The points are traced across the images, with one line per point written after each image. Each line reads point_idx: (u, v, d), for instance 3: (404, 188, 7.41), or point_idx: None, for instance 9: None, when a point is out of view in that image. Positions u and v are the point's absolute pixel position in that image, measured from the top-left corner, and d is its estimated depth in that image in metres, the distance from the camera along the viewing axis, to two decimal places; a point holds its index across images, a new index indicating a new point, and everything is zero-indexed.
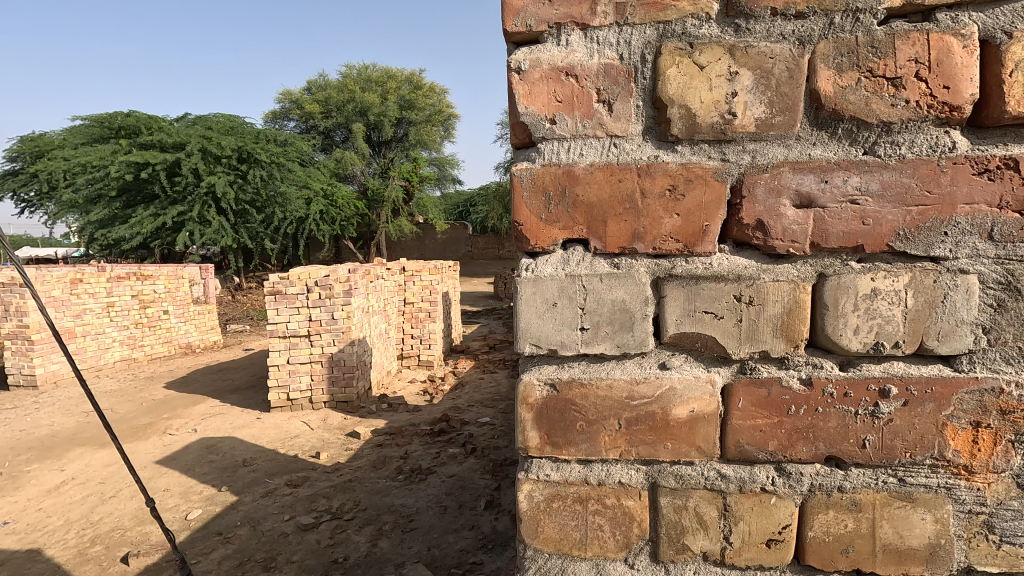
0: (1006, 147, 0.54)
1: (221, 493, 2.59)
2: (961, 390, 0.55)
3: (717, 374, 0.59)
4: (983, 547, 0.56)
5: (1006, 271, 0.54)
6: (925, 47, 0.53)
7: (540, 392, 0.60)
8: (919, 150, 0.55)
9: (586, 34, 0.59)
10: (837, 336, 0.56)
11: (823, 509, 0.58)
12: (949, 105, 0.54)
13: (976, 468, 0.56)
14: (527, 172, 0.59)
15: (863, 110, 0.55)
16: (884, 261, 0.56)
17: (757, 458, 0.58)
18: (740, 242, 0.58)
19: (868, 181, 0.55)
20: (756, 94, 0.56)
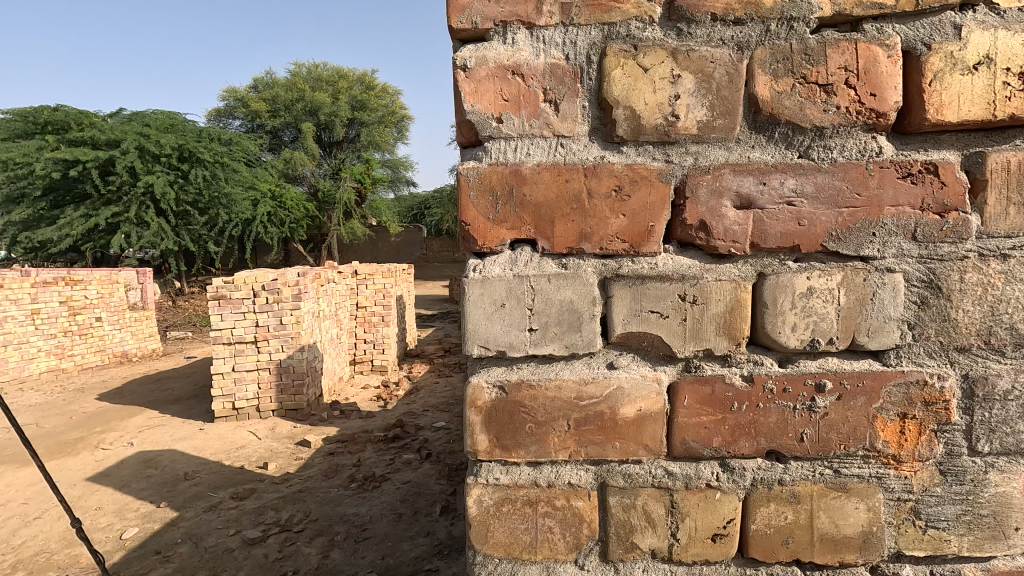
0: (927, 152, 0.57)
1: (160, 510, 2.45)
2: (889, 382, 0.58)
3: (663, 373, 0.59)
4: (910, 532, 0.59)
5: (928, 270, 0.57)
6: (853, 56, 0.56)
7: (489, 395, 0.60)
8: (850, 154, 0.57)
9: (532, 33, 0.58)
10: (777, 334, 0.58)
11: (764, 502, 0.59)
12: (876, 111, 0.56)
13: (902, 458, 0.59)
14: (474, 171, 0.58)
15: (797, 114, 0.57)
16: (819, 260, 0.58)
17: (702, 454, 0.59)
18: (684, 243, 0.59)
19: (804, 183, 0.57)
20: (698, 97, 0.57)
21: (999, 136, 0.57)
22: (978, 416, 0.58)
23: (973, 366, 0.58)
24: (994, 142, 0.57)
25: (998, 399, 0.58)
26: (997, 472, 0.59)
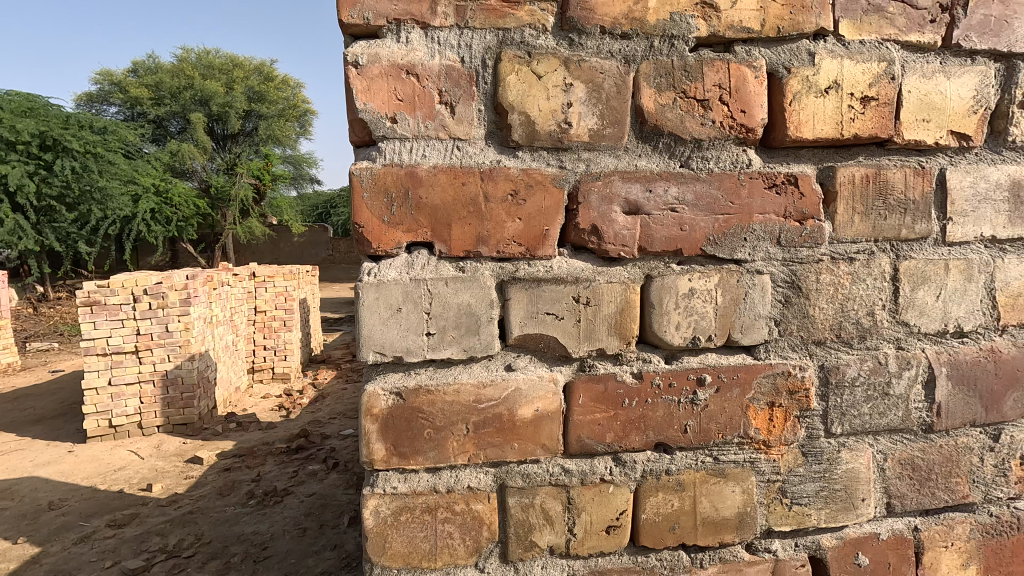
0: (789, 165, 0.64)
1: (17, 546, 2.15)
2: (759, 374, 0.63)
3: (559, 373, 0.61)
4: (779, 510, 0.65)
5: (790, 271, 0.64)
6: (726, 75, 0.60)
7: (386, 402, 0.58)
8: (724, 165, 0.62)
9: (427, 33, 0.57)
10: (662, 332, 0.62)
11: (653, 492, 0.63)
12: (746, 126, 0.61)
13: (772, 442, 0.64)
14: (367, 172, 0.56)
15: (679, 127, 0.60)
16: (699, 263, 0.62)
17: (596, 450, 0.62)
18: (577, 247, 0.61)
19: (685, 192, 0.61)
20: (588, 106, 0.59)
21: (847, 153, 0.65)
22: (832, 402, 0.66)
23: (828, 357, 0.65)
24: (844, 157, 0.65)
25: (848, 386, 0.66)
26: (848, 451, 0.66)
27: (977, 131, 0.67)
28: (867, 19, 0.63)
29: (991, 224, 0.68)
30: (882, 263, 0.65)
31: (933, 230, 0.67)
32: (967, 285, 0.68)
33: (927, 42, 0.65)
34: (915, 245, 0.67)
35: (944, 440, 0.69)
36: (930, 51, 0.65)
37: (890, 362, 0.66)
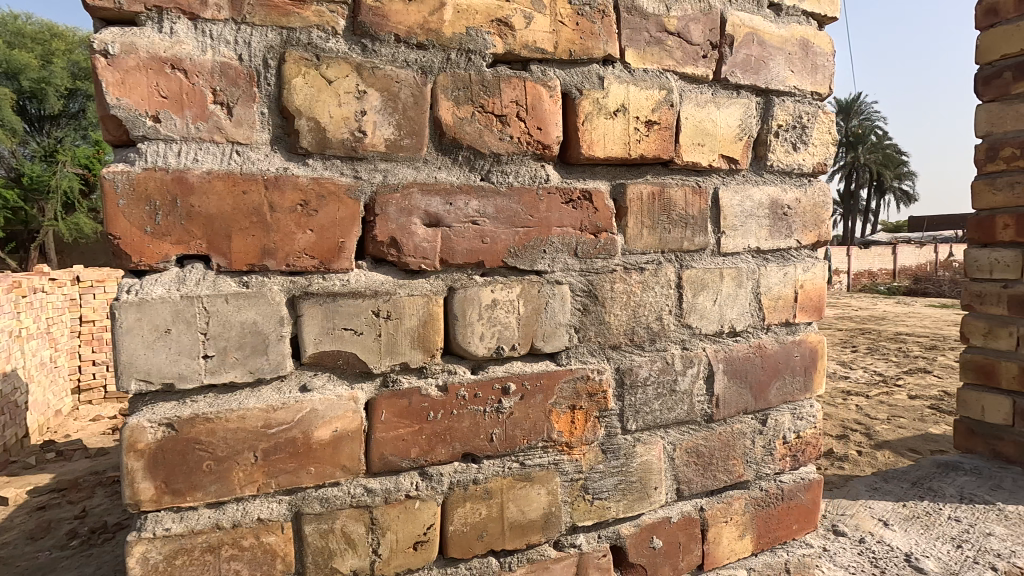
0: (584, 182, 0.67)
1: None
2: (560, 380, 0.67)
3: (360, 390, 0.59)
4: (582, 505, 0.69)
5: (587, 281, 0.68)
6: (522, 92, 0.62)
7: (154, 435, 0.51)
8: (522, 179, 0.64)
9: (197, 25, 0.52)
10: (466, 343, 0.62)
11: (461, 503, 0.63)
12: (542, 143, 0.64)
13: (573, 443, 0.68)
14: (123, 176, 0.49)
15: (476, 141, 0.61)
16: (501, 274, 0.64)
17: (400, 466, 0.60)
18: (377, 259, 0.59)
19: (485, 205, 0.62)
20: (384, 116, 0.57)
21: (637, 171, 0.70)
22: (627, 401, 0.71)
23: (623, 360, 0.71)
24: (634, 176, 0.70)
25: (640, 385, 0.72)
26: (642, 445, 0.73)
27: (742, 157, 0.76)
28: (648, 49, 0.68)
29: (756, 236, 0.79)
30: (667, 271, 0.72)
31: (711, 242, 0.76)
32: (738, 290, 0.78)
33: (700, 74, 0.72)
34: (695, 256, 0.75)
35: (723, 428, 0.79)
36: (704, 82, 0.73)
37: (675, 362, 0.74)
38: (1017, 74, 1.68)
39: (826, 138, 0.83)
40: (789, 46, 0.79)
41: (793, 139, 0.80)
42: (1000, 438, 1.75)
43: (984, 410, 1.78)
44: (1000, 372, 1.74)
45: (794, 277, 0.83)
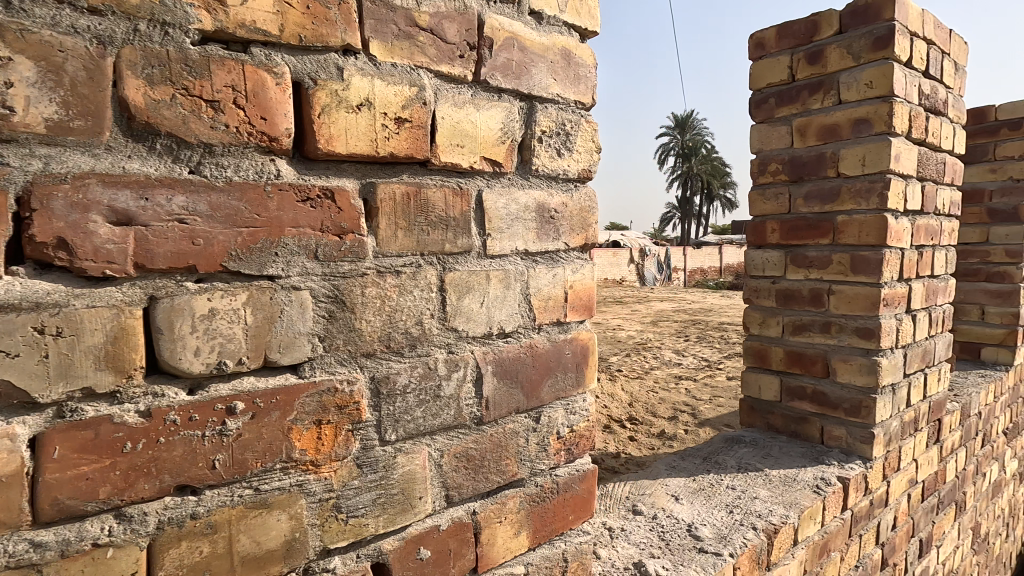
0: (327, 179, 0.63)
1: None
2: (301, 394, 0.62)
3: (22, 424, 0.48)
4: (334, 527, 0.65)
5: (332, 286, 0.63)
6: (240, 76, 0.56)
7: None
8: (245, 174, 0.57)
9: None
10: (176, 360, 0.54)
11: (174, 543, 0.55)
12: (268, 135, 0.58)
13: (320, 461, 0.64)
14: None
15: (180, 128, 0.53)
16: (222, 280, 0.57)
17: (85, 511, 0.51)
18: (42, 264, 0.49)
19: (195, 201, 0.54)
20: (43, 91, 0.47)
21: (390, 170, 0.67)
22: (385, 411, 0.68)
23: (378, 368, 0.68)
24: (387, 175, 0.67)
25: (399, 394, 0.69)
26: (403, 455, 0.70)
27: (506, 160, 0.77)
28: (397, 43, 0.66)
29: (522, 239, 0.80)
30: (427, 274, 0.71)
31: (475, 244, 0.76)
32: (506, 292, 0.80)
33: (456, 73, 0.71)
34: (458, 258, 0.74)
35: (494, 429, 0.80)
36: (462, 83, 0.72)
37: (439, 367, 0.73)
38: (778, 100, 1.97)
39: (590, 146, 0.88)
40: (551, 54, 0.82)
41: (558, 145, 0.84)
42: (772, 412, 2.05)
43: (760, 389, 2.07)
44: (771, 355, 2.03)
45: (563, 278, 0.87)
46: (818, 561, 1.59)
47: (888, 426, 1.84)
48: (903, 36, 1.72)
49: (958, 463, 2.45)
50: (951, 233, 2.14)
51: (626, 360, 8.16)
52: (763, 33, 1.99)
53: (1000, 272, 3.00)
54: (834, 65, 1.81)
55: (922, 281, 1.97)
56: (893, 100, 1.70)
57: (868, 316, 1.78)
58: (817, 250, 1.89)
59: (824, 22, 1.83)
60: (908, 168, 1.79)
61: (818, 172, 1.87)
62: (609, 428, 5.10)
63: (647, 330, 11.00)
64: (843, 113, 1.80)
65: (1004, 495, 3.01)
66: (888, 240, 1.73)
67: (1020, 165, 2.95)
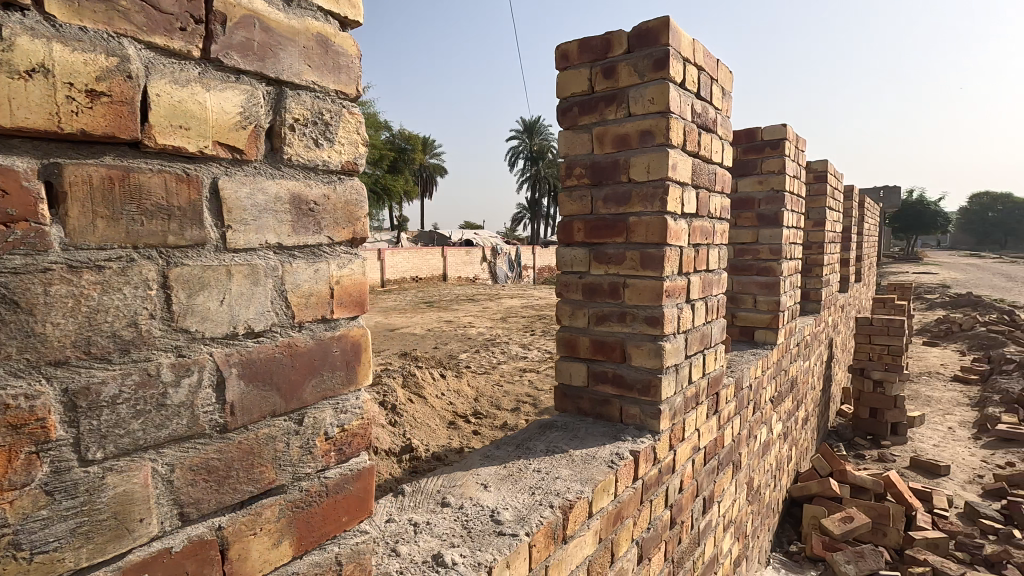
0: None
1: None
2: None
3: None
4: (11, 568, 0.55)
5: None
6: None
7: None
8: None
9: None
10: None
11: None
12: None
13: None
14: None
15: None
16: None
17: None
18: None
19: None
20: None
21: (88, 151, 0.59)
22: (86, 426, 0.60)
23: (74, 378, 0.59)
24: (80, 155, 0.59)
25: (106, 405, 0.61)
26: (115, 474, 0.62)
27: (249, 146, 0.73)
28: (90, 6, 0.58)
29: (274, 232, 0.76)
30: (144, 270, 0.63)
31: (210, 237, 0.70)
32: (254, 288, 0.75)
33: (176, 49, 0.65)
34: (188, 253, 0.68)
35: (243, 436, 0.74)
36: (186, 59, 0.66)
37: (162, 373, 0.66)
38: (580, 109, 2.15)
39: (354, 138, 0.86)
40: (305, 39, 0.78)
41: (315, 135, 0.80)
42: (581, 396, 2.23)
43: (571, 375, 2.25)
44: (579, 344, 2.21)
45: (328, 274, 0.84)
46: (612, 528, 1.76)
47: (672, 402, 2.11)
48: (677, 60, 1.97)
49: (734, 428, 2.89)
50: (723, 234, 2.51)
51: (475, 357, 8.33)
52: (568, 46, 2.16)
53: (766, 267, 3.60)
54: (624, 81, 2.02)
55: (699, 274, 2.28)
56: (670, 115, 1.94)
57: (654, 306, 2.01)
58: (614, 248, 2.09)
59: (615, 41, 2.03)
60: (683, 176, 2.06)
61: (614, 177, 2.07)
62: (454, 424, 5.17)
63: (496, 326, 11.33)
64: (632, 124, 2.01)
65: (772, 452, 3.63)
66: (668, 239, 1.97)
67: (778, 178, 3.57)
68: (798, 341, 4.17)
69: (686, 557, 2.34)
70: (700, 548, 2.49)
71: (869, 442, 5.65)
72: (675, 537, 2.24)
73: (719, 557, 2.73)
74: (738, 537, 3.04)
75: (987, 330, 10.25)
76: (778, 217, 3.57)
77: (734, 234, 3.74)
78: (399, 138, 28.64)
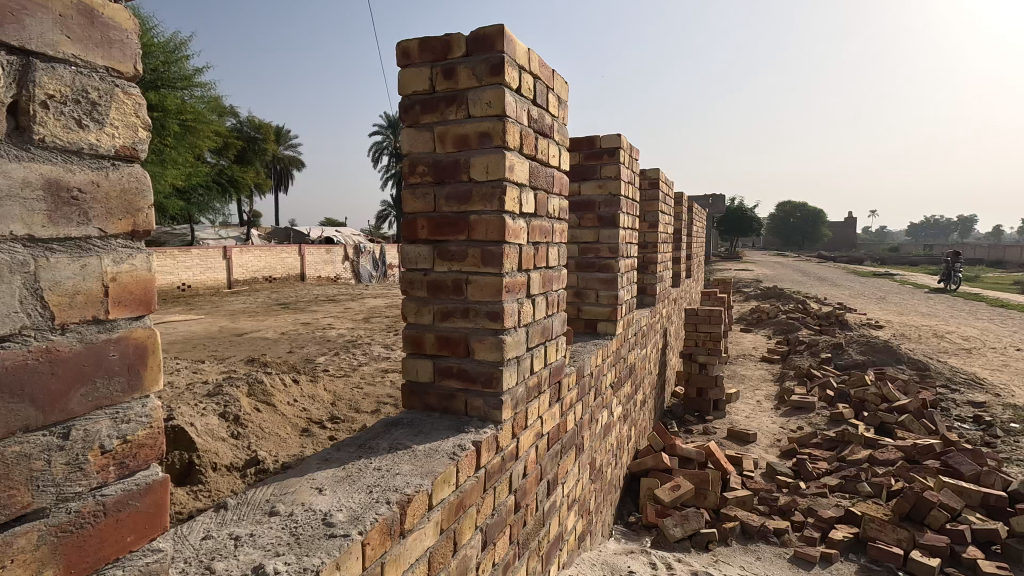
0: None
1: None
2: None
3: None
4: None
5: None
6: None
7: None
8: None
9: None
10: None
11: None
12: None
13: None
14: None
15: None
16: None
17: None
18: None
19: None
20: None
21: None
22: None
23: None
24: None
25: None
26: None
27: None
28: None
29: (21, 223, 0.67)
30: None
31: None
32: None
33: None
34: None
35: None
36: None
37: None
38: (422, 107, 2.16)
39: (132, 120, 0.79)
40: (60, 7, 0.69)
41: (77, 115, 0.72)
42: (428, 392, 2.25)
43: (418, 372, 2.25)
44: (425, 341, 2.23)
45: (100, 269, 0.76)
46: (455, 518, 1.80)
47: (514, 392, 2.21)
48: (512, 67, 2.08)
49: (577, 413, 3.11)
50: (562, 233, 2.68)
51: (333, 360, 7.95)
52: (408, 43, 2.16)
53: (605, 264, 3.92)
54: (463, 83, 2.08)
55: (539, 271, 2.42)
56: (506, 120, 2.03)
57: (495, 301, 2.09)
58: (457, 245, 2.14)
59: (454, 43, 2.08)
60: (521, 178, 2.17)
61: (455, 176, 2.12)
62: (307, 431, 4.89)
63: (358, 328, 10.91)
64: (471, 126, 2.07)
65: (613, 433, 3.96)
66: (507, 237, 2.07)
67: (615, 183, 3.91)
68: (635, 332, 4.60)
69: (531, 538, 2.47)
70: (545, 528, 2.64)
71: (697, 418, 6.42)
72: (521, 520, 2.35)
73: (564, 534, 2.92)
74: (582, 514, 3.28)
75: (788, 318, 12.16)
76: (615, 218, 3.91)
77: (578, 234, 4.02)
78: (247, 125, 26.25)
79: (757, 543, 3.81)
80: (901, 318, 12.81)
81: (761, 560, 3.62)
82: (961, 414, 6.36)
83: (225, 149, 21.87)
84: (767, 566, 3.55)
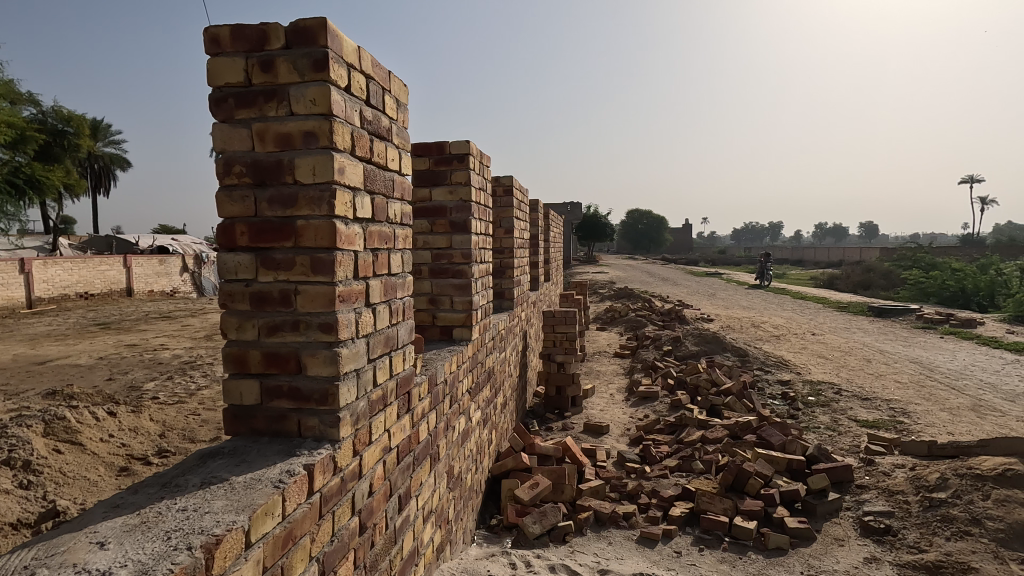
0: None
1: None
2: None
3: None
4: None
5: None
6: None
7: None
8: None
9: None
10: None
11: None
12: None
13: None
14: None
15: None
16: None
17: None
18: None
19: None
20: None
21: None
22: None
23: None
24: None
25: None
26: None
27: None
28: None
29: None
30: None
31: None
32: None
33: None
34: None
35: None
36: None
37: None
38: (237, 101, 1.96)
39: None
40: None
41: None
42: (254, 416, 2.04)
43: (242, 395, 2.02)
44: (249, 359, 2.01)
45: None
46: (282, 552, 1.62)
47: (354, 407, 2.08)
48: (338, 64, 1.97)
49: (431, 422, 3.02)
50: (405, 239, 2.61)
51: (165, 384, 6.97)
52: (218, 30, 1.95)
53: (459, 270, 3.92)
54: (283, 77, 1.92)
55: (379, 278, 2.31)
56: (333, 119, 1.92)
57: (326, 313, 1.95)
58: (282, 253, 1.96)
59: (271, 34, 1.92)
60: (353, 181, 2.06)
61: (279, 178, 1.94)
62: (126, 470, 4.19)
63: (198, 347, 9.73)
64: (295, 124, 1.92)
65: (471, 438, 3.93)
66: (339, 243, 1.95)
67: (466, 189, 3.90)
68: (493, 335, 4.64)
69: (380, 558, 2.33)
70: (398, 545, 2.52)
71: (557, 415, 6.66)
72: (367, 541, 2.20)
73: (419, 548, 2.81)
74: (440, 524, 3.18)
75: (636, 316, 13.25)
76: (467, 224, 3.90)
77: (431, 240, 3.96)
78: (52, 116, 22.20)
79: (608, 529, 4.03)
80: (727, 311, 14.63)
81: (612, 544, 3.84)
82: (772, 391, 7.40)
83: (20, 142, 18.35)
84: (617, 549, 3.77)
